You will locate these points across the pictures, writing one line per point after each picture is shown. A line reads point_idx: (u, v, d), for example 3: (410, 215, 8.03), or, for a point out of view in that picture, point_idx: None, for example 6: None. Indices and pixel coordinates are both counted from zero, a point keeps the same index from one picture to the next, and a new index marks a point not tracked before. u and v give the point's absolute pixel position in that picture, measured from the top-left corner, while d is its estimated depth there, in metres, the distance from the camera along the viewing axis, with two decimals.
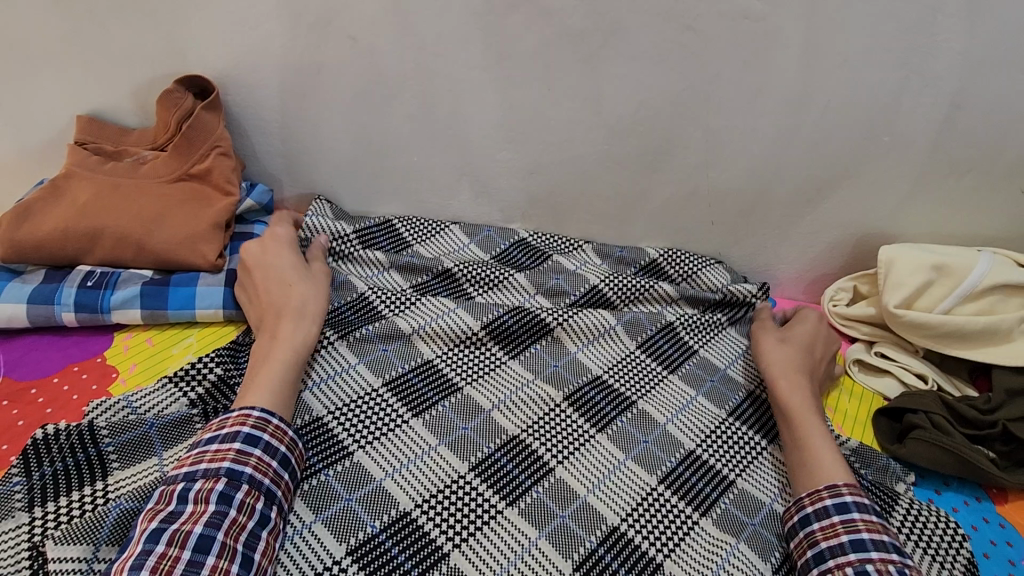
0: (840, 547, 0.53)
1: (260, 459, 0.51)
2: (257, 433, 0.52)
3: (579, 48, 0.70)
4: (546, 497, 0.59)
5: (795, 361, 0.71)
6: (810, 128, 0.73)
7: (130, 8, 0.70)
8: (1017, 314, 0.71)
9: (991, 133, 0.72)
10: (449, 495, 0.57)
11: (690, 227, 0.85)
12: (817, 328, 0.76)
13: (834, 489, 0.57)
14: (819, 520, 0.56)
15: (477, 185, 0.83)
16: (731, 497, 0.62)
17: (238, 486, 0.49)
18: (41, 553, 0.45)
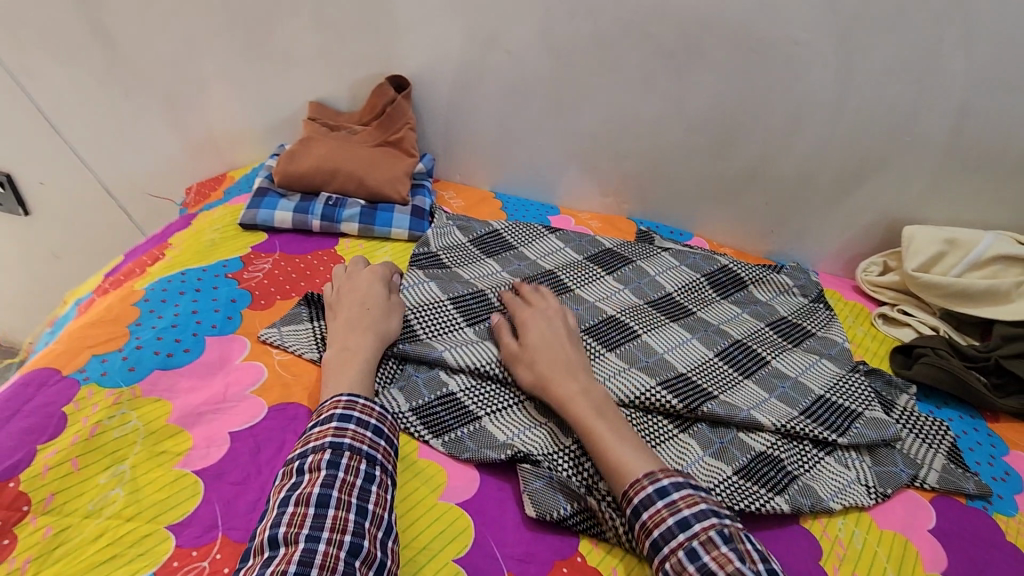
0: (669, 531, 0.53)
1: (355, 431, 0.58)
2: (348, 412, 0.59)
3: (669, 63, 0.97)
4: (636, 351, 0.81)
5: (555, 371, 0.68)
6: (847, 128, 0.96)
7: (363, 28, 1.04)
8: (1015, 278, 0.89)
9: (996, 137, 0.91)
10: None
11: (749, 207, 1.08)
12: (546, 333, 0.72)
13: (652, 478, 0.56)
14: (645, 510, 0.55)
15: (584, 165, 1.10)
16: (767, 369, 0.83)
17: (341, 453, 0.56)
18: (328, 340, 0.72)
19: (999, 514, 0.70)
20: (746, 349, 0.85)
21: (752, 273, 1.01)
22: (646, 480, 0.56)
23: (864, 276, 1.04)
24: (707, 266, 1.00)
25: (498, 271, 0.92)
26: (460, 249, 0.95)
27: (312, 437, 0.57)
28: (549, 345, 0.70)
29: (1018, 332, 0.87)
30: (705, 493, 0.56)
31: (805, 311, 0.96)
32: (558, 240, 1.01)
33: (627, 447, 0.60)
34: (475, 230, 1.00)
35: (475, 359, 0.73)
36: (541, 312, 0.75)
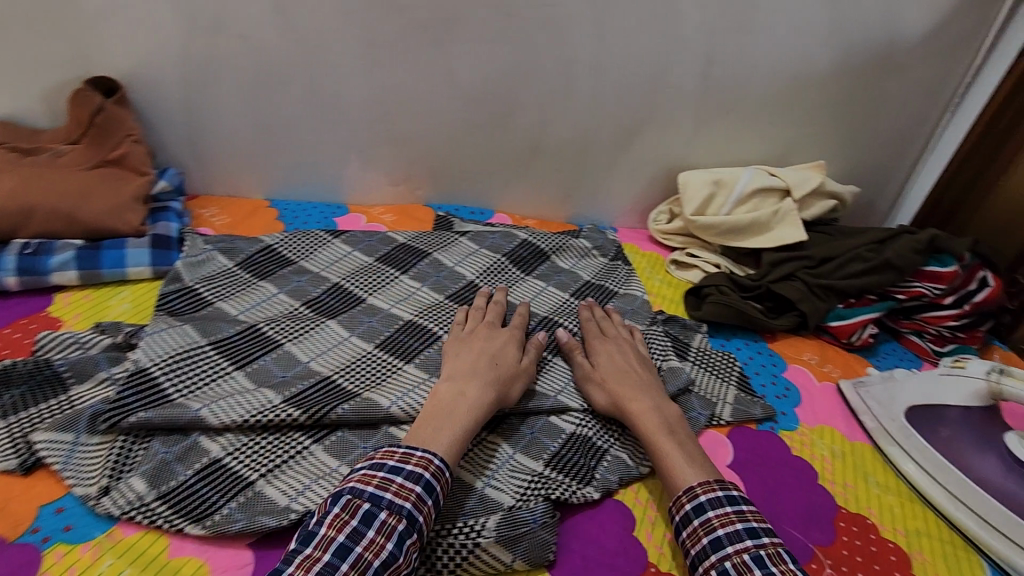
0: (737, 535, 0.54)
1: (429, 510, 0.54)
2: (434, 481, 0.55)
3: (427, 36, 0.89)
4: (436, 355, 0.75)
5: (626, 387, 0.70)
6: (613, 86, 0.97)
7: (38, 20, 0.82)
8: (771, 208, 0.98)
9: (738, 79, 0.98)
10: (359, 361, 0.72)
11: (541, 175, 1.07)
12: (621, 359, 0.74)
13: (692, 494, 0.58)
14: (729, 542, 0.54)
15: (363, 156, 1.00)
16: None
17: (412, 531, 0.52)
18: (30, 441, 0.59)
19: (784, 431, 0.77)
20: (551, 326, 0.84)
21: (551, 243, 1.00)
22: (698, 487, 0.59)
23: (655, 226, 1.09)
24: (506, 244, 0.97)
25: (274, 295, 0.80)
26: (225, 277, 0.81)
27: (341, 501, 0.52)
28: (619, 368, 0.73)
29: (780, 257, 0.96)
30: (747, 504, 0.57)
31: (606, 271, 0.98)
32: (344, 244, 0.91)
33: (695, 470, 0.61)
34: (242, 250, 0.86)
35: (244, 411, 0.63)
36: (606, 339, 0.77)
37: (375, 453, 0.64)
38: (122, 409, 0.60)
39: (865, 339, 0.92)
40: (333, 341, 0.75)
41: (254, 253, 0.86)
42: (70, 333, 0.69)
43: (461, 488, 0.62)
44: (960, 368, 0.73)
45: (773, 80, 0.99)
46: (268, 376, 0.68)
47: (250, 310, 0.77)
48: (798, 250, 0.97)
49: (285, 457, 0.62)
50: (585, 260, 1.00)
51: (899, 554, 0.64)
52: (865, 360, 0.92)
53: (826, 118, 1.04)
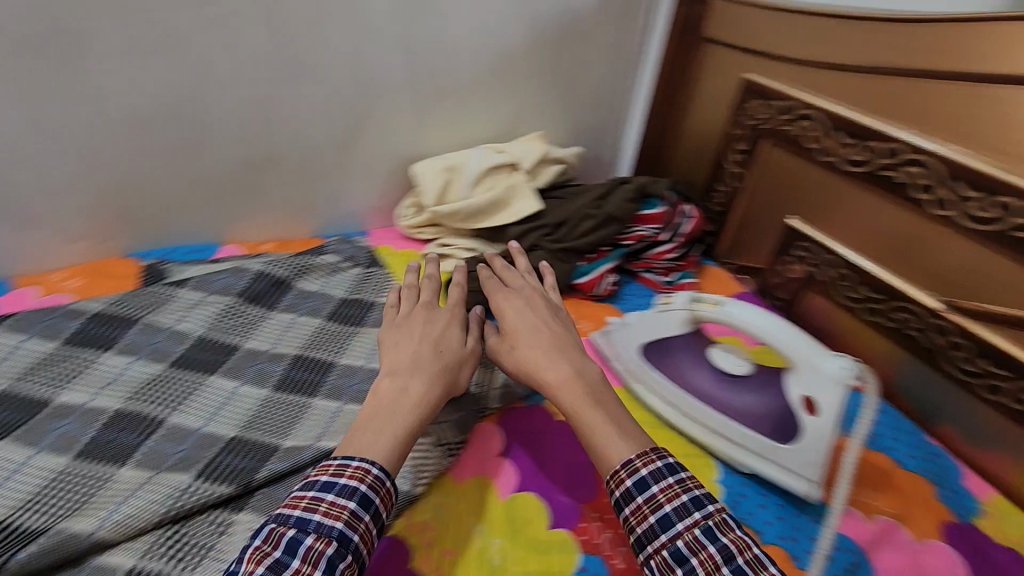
0: (684, 508, 0.55)
1: (365, 528, 0.53)
2: (373, 494, 0.55)
3: (50, 58, 0.74)
4: (161, 443, 0.65)
5: (541, 357, 0.71)
6: (313, 86, 0.90)
7: None
8: (505, 184, 1.01)
9: (443, 61, 0.98)
10: (51, 485, 0.59)
11: (267, 194, 0.97)
12: (534, 322, 0.76)
13: (633, 468, 0.58)
14: (682, 520, 0.54)
15: (14, 219, 0.83)
16: (335, 373, 0.77)
17: (343, 554, 0.50)
18: None
19: None
20: (308, 362, 0.78)
21: (293, 267, 0.91)
22: (637, 460, 0.59)
23: (405, 222, 1.05)
24: (240, 282, 0.85)
25: None
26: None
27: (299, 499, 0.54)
28: (534, 331, 0.75)
29: (523, 229, 1.00)
30: (687, 473, 0.58)
31: (362, 283, 0.93)
32: (10, 335, 0.72)
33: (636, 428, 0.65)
34: None
35: None
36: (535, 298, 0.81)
37: None
38: None
39: (608, 289, 1.01)
40: (6, 471, 0.59)
41: None
42: None
43: None
44: (669, 302, 0.82)
45: (477, 59, 1.01)
46: None
47: None
48: (538, 218, 1.02)
49: None
50: (338, 276, 0.93)
51: None
52: (613, 307, 1.01)
53: (538, 88, 1.10)
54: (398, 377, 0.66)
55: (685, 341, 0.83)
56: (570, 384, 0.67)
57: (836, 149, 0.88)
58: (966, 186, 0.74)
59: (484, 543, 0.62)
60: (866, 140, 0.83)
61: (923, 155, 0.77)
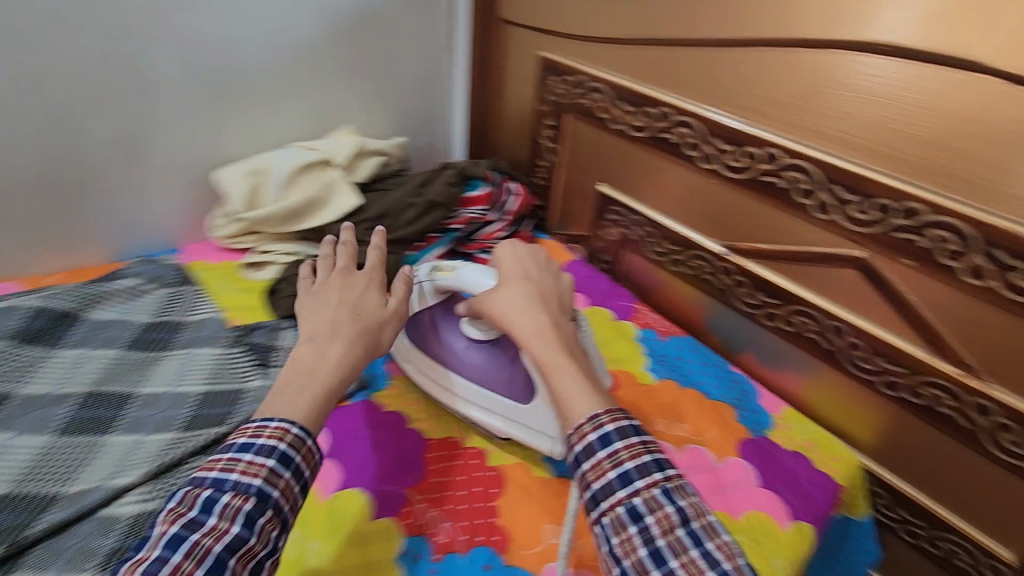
0: (644, 466, 0.52)
1: (287, 483, 0.52)
2: (291, 452, 0.53)
3: None
4: None
5: (524, 305, 0.68)
6: (72, 96, 0.84)
7: None
8: (319, 182, 0.98)
9: (227, 61, 0.94)
10: None
11: (49, 219, 0.90)
12: (523, 268, 0.73)
13: (596, 421, 0.55)
14: (640, 478, 0.51)
15: None
16: (134, 406, 0.72)
17: (262, 509, 0.50)
18: None
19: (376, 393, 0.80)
20: (101, 398, 0.72)
21: (83, 298, 0.83)
22: (605, 415, 0.55)
23: (217, 233, 0.99)
24: (10, 321, 0.76)
25: None
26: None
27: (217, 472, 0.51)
28: (516, 272, 0.72)
29: (344, 225, 0.97)
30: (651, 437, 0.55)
31: (171, 303, 0.87)
32: None
33: (598, 393, 0.59)
34: None
35: None
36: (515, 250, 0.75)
37: None
38: None
39: None
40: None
41: None
42: None
43: None
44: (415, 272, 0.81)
45: (266, 55, 0.97)
46: None
47: None
48: (361, 213, 1.00)
49: None
50: (140, 300, 0.86)
51: (477, 456, 0.74)
52: None
53: (346, 85, 1.08)
54: (317, 342, 0.63)
55: (439, 313, 0.82)
56: (546, 334, 0.64)
57: (623, 118, 0.95)
58: (723, 141, 0.82)
59: (302, 549, 0.61)
60: (643, 107, 0.91)
61: (687, 116, 0.85)
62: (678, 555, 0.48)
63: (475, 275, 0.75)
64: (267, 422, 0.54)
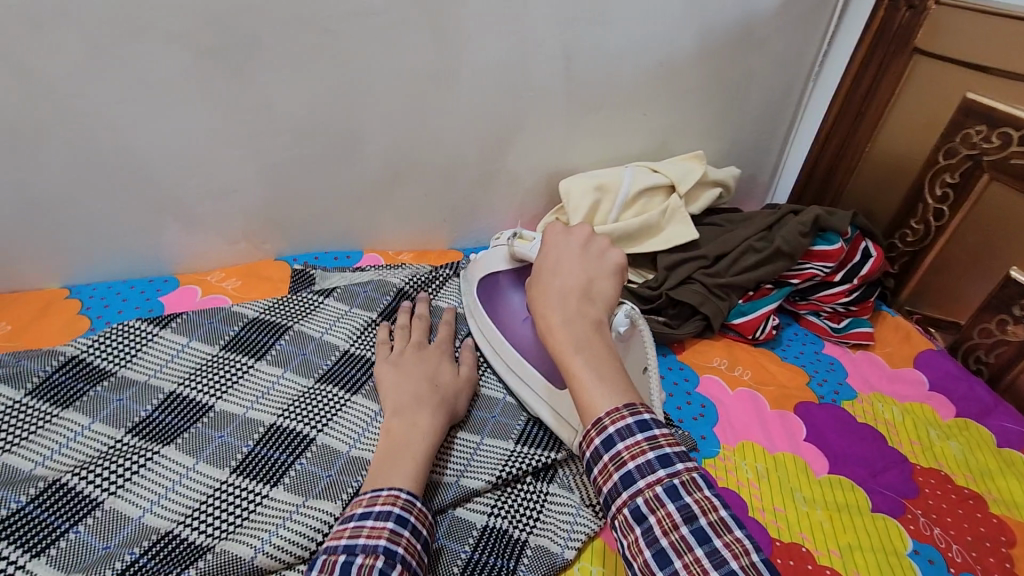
0: (648, 467, 0.46)
1: (409, 540, 0.50)
2: (405, 514, 0.52)
3: (223, 64, 0.71)
4: (310, 464, 0.64)
5: (540, 296, 0.57)
6: (466, 95, 0.85)
7: None
8: (659, 208, 0.92)
9: (604, 73, 0.89)
10: (210, 500, 0.59)
11: (409, 204, 0.94)
12: (555, 262, 0.61)
13: (599, 426, 0.48)
14: (643, 477, 0.46)
15: (181, 216, 0.83)
16: (476, 404, 0.73)
17: (394, 563, 0.47)
18: None
19: (707, 458, 0.72)
20: None
21: (433, 286, 0.87)
22: (605, 417, 0.48)
23: None
24: (382, 298, 0.83)
25: (86, 428, 0.64)
26: (9, 415, 0.63)
27: (363, 531, 0.49)
28: (552, 265, 0.61)
29: (675, 259, 0.90)
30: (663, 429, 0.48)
31: None
32: (177, 334, 0.74)
33: (610, 384, 0.50)
34: (36, 370, 0.67)
35: None
36: (564, 237, 0.64)
37: None
38: None
39: (769, 333, 0.90)
40: (172, 479, 0.61)
41: (54, 374, 0.67)
42: None
43: None
44: (501, 238, 0.81)
45: (639, 70, 0.91)
46: (83, 555, 0.54)
47: (53, 456, 0.61)
48: (692, 249, 0.92)
49: None
50: None
51: None
52: (774, 354, 0.89)
53: (698, 106, 0.99)
54: (404, 414, 0.63)
55: (516, 277, 0.79)
56: (557, 329, 0.53)
57: None
58: None
59: None
60: None
61: None
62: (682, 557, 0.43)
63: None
64: (377, 490, 0.53)
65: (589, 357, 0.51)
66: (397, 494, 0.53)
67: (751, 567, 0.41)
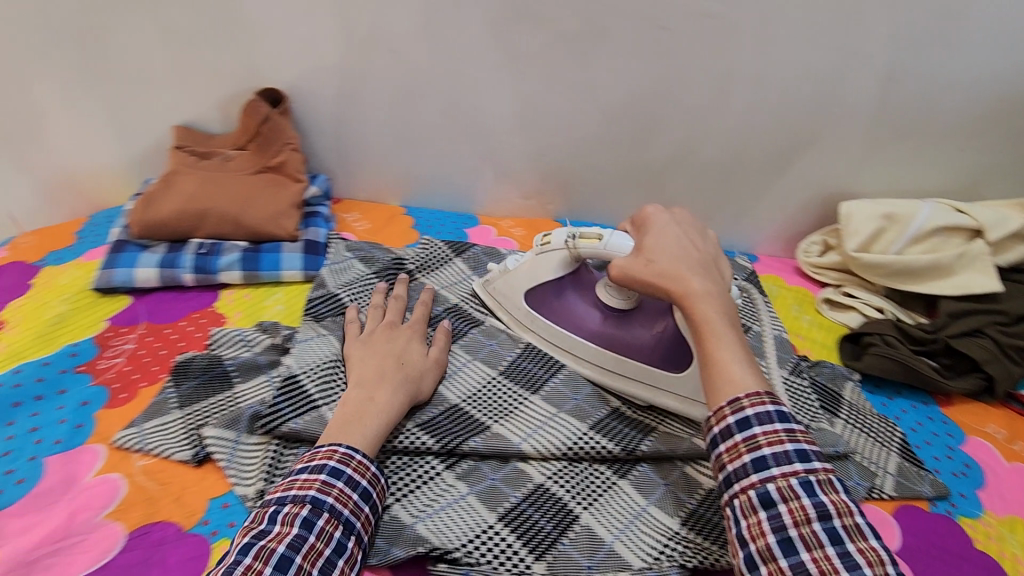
0: (785, 456, 0.48)
1: (342, 491, 0.53)
2: (341, 467, 0.54)
3: (575, 49, 0.83)
4: (563, 386, 0.73)
5: (680, 268, 0.59)
6: (774, 102, 0.86)
7: (206, 25, 0.85)
8: (956, 250, 0.84)
9: (927, 97, 0.84)
10: (485, 388, 0.71)
11: (680, 196, 0.99)
12: (673, 237, 0.62)
13: (737, 406, 0.51)
14: (778, 465, 0.48)
15: (498, 168, 0.98)
16: None
17: (319, 513, 0.51)
18: (195, 420, 0.62)
19: (964, 517, 0.66)
20: None
21: None
22: (744, 399, 0.51)
23: (805, 257, 0.98)
24: None
25: (402, 310, 0.79)
26: (360, 285, 0.80)
27: (295, 483, 0.53)
28: (671, 247, 0.61)
29: (963, 307, 0.83)
30: (799, 426, 0.50)
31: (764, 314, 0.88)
32: (465, 265, 0.88)
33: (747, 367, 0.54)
34: (378, 259, 0.85)
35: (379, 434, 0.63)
36: (666, 211, 0.66)
37: (505, 487, 0.63)
38: (276, 416, 0.61)
39: None
40: (459, 363, 0.74)
41: (388, 264, 0.84)
42: (238, 330, 0.74)
43: (593, 541, 0.58)
44: (550, 242, 0.76)
45: (969, 100, 0.84)
46: None
47: None
48: (989, 302, 0.83)
49: (424, 480, 0.62)
50: None
51: None
52: None
53: None
54: (365, 387, 0.62)
55: (566, 281, 0.76)
56: (713, 301, 0.57)
57: None
58: None
59: None
60: None
61: None
62: (768, 561, 0.46)
63: (617, 239, 0.68)
64: (317, 445, 0.56)
65: (737, 335, 0.56)
66: (335, 448, 0.56)
67: (810, 535, 0.45)
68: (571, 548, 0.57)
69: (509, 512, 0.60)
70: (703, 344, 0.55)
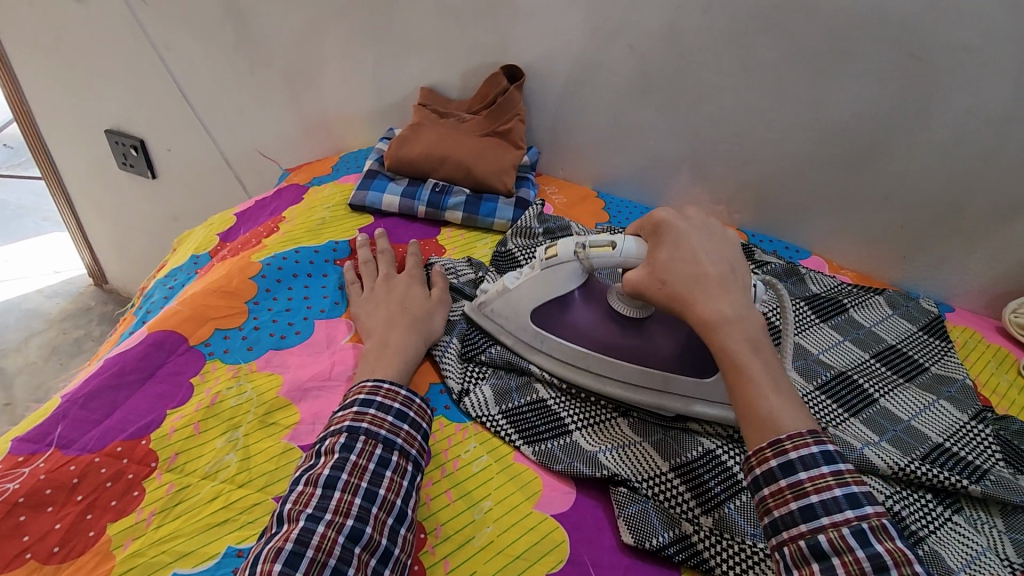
0: (834, 501, 0.45)
1: (375, 415, 0.56)
2: (372, 397, 0.57)
3: (811, 65, 0.86)
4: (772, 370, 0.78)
5: (697, 286, 0.56)
6: (1015, 147, 0.82)
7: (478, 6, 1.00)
8: None
9: None
10: None
11: (878, 229, 0.96)
12: (693, 244, 0.59)
13: (778, 448, 0.47)
14: (829, 514, 0.44)
15: (696, 168, 1.03)
16: (876, 409, 0.76)
17: (356, 437, 0.54)
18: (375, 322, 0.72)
19: None
20: (851, 380, 0.80)
21: (853, 299, 0.93)
22: (787, 440, 0.47)
23: (1012, 317, 0.91)
24: (801, 294, 0.92)
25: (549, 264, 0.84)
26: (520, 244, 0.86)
27: (333, 421, 0.56)
28: (688, 260, 0.58)
29: None
30: (847, 466, 0.47)
31: (945, 360, 0.85)
32: None
33: (780, 395, 0.50)
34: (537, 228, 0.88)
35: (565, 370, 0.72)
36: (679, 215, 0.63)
37: (676, 444, 0.65)
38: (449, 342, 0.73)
39: None
40: None
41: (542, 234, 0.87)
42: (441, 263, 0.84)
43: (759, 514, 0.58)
44: (553, 257, 0.69)
45: None
46: None
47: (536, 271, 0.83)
48: None
49: (602, 420, 0.68)
50: (889, 322, 0.91)
51: None
52: None
53: None
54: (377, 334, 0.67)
55: (575, 294, 0.71)
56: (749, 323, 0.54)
57: None
58: None
59: None
60: None
61: None
62: None
63: (631, 244, 0.64)
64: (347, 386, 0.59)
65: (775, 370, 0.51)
66: (365, 385, 0.59)
67: None
68: (739, 514, 0.58)
69: (682, 465, 0.62)
70: (739, 383, 0.51)
